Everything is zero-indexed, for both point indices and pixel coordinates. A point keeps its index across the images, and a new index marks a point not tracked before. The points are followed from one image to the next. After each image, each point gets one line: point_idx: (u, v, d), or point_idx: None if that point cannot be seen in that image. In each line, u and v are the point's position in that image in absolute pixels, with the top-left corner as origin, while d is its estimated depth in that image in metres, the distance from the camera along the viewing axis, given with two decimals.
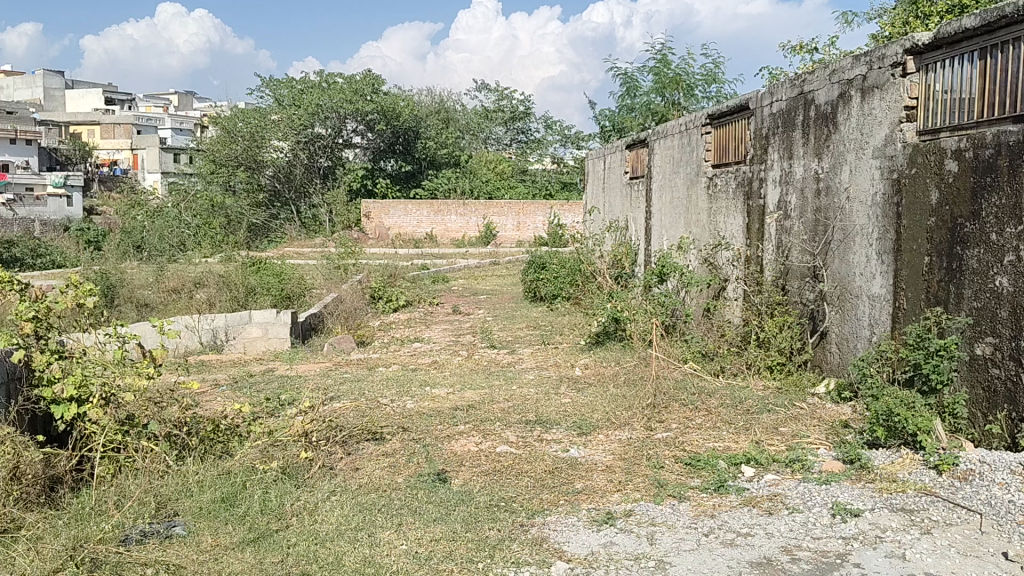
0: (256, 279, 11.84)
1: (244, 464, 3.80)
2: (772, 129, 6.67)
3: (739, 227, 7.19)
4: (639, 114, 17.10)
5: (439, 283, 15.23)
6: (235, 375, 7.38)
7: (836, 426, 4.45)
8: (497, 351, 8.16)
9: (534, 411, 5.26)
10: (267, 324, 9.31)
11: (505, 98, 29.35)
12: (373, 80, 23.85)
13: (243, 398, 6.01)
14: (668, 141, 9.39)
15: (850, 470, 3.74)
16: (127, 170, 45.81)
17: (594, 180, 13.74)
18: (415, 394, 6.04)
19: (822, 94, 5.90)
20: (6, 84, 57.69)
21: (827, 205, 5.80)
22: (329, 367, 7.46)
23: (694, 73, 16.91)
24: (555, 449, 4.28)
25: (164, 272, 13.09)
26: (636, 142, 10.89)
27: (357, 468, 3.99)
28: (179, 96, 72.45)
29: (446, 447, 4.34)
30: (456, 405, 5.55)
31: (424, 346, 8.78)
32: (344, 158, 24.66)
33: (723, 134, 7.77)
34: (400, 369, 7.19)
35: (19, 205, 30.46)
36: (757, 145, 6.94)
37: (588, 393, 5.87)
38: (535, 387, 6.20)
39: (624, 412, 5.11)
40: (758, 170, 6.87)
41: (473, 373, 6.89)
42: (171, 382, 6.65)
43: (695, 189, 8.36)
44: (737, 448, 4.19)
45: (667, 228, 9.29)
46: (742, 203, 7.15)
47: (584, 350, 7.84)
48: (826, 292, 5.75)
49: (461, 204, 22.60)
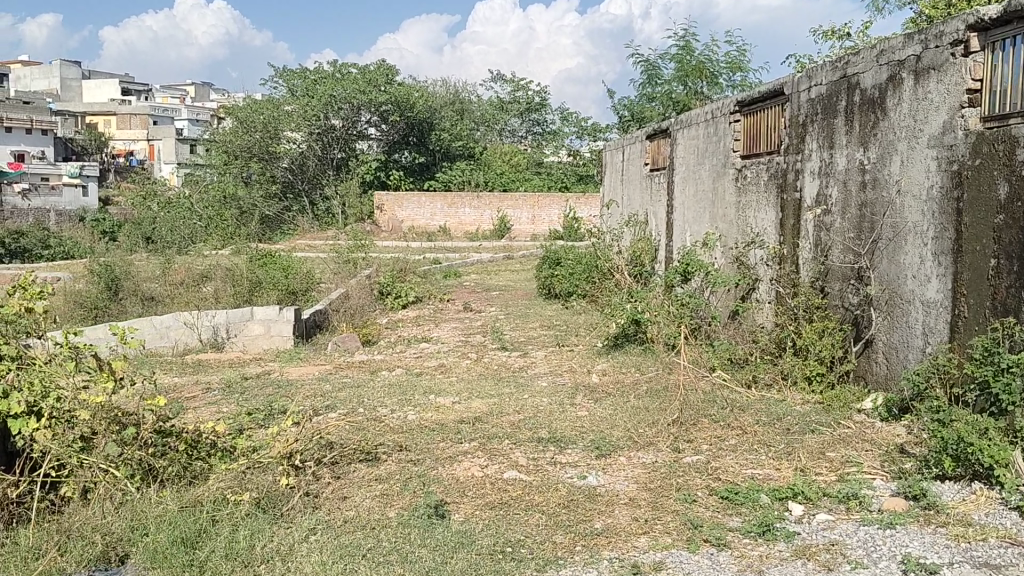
0: (262, 272, 11.38)
1: (215, 494, 3.29)
2: (811, 115, 6.12)
3: (772, 223, 6.64)
4: (660, 104, 16.55)
5: (451, 277, 14.73)
6: (231, 378, 6.89)
7: (891, 453, 3.92)
8: (509, 354, 7.62)
9: (548, 427, 4.73)
10: (269, 321, 8.92)
11: (521, 89, 28.76)
12: (388, 70, 23.39)
13: (232, 407, 5.53)
14: (692, 130, 8.83)
15: (916, 509, 3.20)
16: (142, 160, 45.52)
17: (611, 171, 13.19)
18: (417, 403, 5.52)
19: (869, 77, 5.34)
20: (23, 74, 57.70)
21: (873, 200, 5.25)
22: (329, 370, 6.96)
23: (717, 61, 16.34)
24: (569, 476, 3.76)
25: (170, 265, 12.67)
26: (657, 131, 10.32)
27: (345, 498, 3.48)
28: (195, 87, 72.34)
29: (446, 471, 3.82)
30: (462, 417, 5.04)
31: (431, 346, 8.28)
32: (357, 149, 24.19)
33: (754, 121, 7.22)
34: (405, 373, 6.70)
35: (34, 195, 30.30)
36: (793, 133, 6.40)
37: (606, 404, 5.35)
38: (549, 397, 5.68)
39: (647, 429, 4.58)
40: (794, 161, 6.33)
41: (484, 380, 6.36)
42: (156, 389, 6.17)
43: (722, 182, 7.80)
44: (780, 478, 3.68)
45: (691, 224, 8.75)
46: (776, 196, 6.61)
47: (601, 353, 7.31)
48: (872, 296, 5.21)
49: (475, 196, 22.09)
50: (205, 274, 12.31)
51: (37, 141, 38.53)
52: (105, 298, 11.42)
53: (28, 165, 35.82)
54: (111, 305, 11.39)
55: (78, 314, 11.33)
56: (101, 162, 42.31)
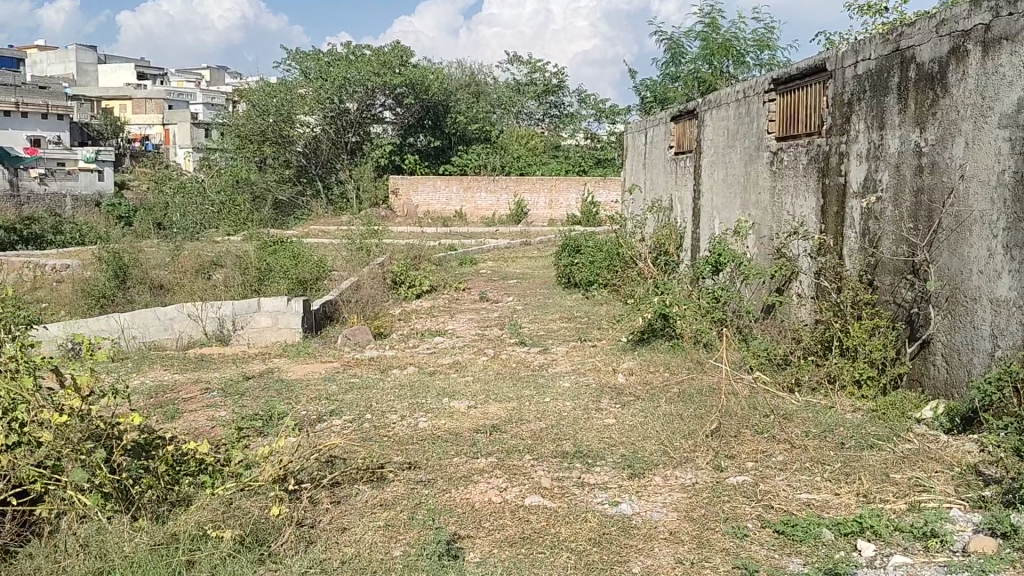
0: (272, 260, 10.99)
1: (194, 527, 2.87)
2: (857, 93, 5.62)
3: (812, 209, 6.15)
4: (684, 84, 15.97)
5: (467, 265, 14.29)
6: (233, 376, 6.48)
7: (965, 475, 3.45)
8: (528, 349, 7.16)
9: (573, 438, 4.29)
10: (277, 313, 8.51)
11: (539, 70, 28.15)
12: (402, 52, 22.89)
13: (230, 413, 5.12)
14: (721, 110, 8.31)
15: (1009, 552, 2.73)
16: (158, 145, 45.31)
17: (633, 154, 12.66)
18: (429, 408, 5.07)
19: (927, 50, 4.83)
20: (40, 59, 57.58)
21: (931, 186, 4.76)
22: (335, 368, 6.52)
23: (745, 39, 15.75)
24: (599, 502, 3.30)
25: (179, 252, 12.29)
26: (682, 112, 9.80)
27: (344, 530, 3.06)
28: (211, 71, 71.94)
29: (460, 495, 3.38)
30: (478, 425, 4.63)
31: (446, 340, 7.85)
32: (372, 133, 23.76)
33: (791, 100, 6.71)
34: (417, 372, 6.27)
35: (50, 179, 30.12)
36: (836, 113, 5.89)
37: (635, 410, 4.90)
38: (571, 400, 5.25)
39: (683, 442, 4.11)
40: (838, 143, 5.83)
41: (502, 380, 5.91)
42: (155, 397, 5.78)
43: (755, 166, 7.30)
44: (841, 508, 3.22)
45: (720, 211, 8.25)
46: (817, 181, 6.12)
47: (625, 348, 6.84)
48: (930, 292, 4.73)
49: (491, 180, 21.56)
50: (216, 262, 11.94)
51: (53, 126, 38.30)
52: (112, 286, 11.07)
53: (44, 150, 35.67)
54: (120, 295, 11.03)
55: (85, 302, 10.98)
56: (117, 147, 42.10)
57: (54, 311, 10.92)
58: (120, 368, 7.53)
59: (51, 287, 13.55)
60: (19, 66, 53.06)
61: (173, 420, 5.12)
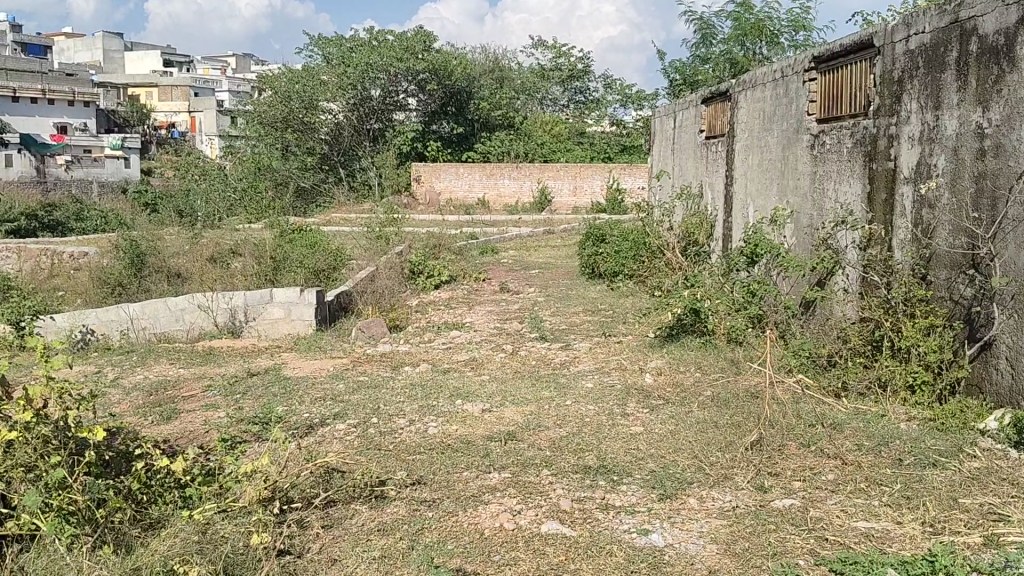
0: (288, 249, 10.65)
1: (162, 563, 2.54)
2: (908, 70, 5.15)
3: (858, 197, 5.69)
4: (714, 66, 15.44)
5: (489, 254, 13.88)
6: (237, 372, 6.14)
7: None
8: (549, 345, 6.76)
9: (597, 449, 3.88)
10: (290, 304, 8.14)
11: (563, 55, 27.59)
12: (425, 37, 22.44)
13: (227, 417, 4.76)
14: (757, 91, 7.84)
15: None
16: (184, 132, 45.22)
17: (661, 139, 12.18)
18: (441, 412, 4.70)
19: (990, 21, 4.34)
20: (69, 46, 57.75)
21: (994, 171, 4.28)
22: (344, 365, 6.16)
23: (778, 19, 15.17)
24: (626, 531, 2.91)
25: (198, 239, 12.02)
26: (713, 94, 9.32)
27: (334, 563, 2.71)
28: (236, 57, 71.77)
29: (467, 519, 3.00)
30: (493, 433, 4.24)
31: (463, 335, 7.47)
32: (395, 119, 23.39)
33: (834, 80, 6.25)
34: (429, 370, 5.89)
35: (77, 166, 30.09)
36: (885, 92, 5.43)
37: (666, 416, 4.49)
38: (594, 403, 4.85)
39: (720, 457, 3.69)
40: (887, 125, 5.36)
41: (521, 380, 5.50)
42: (157, 400, 5.46)
43: (794, 150, 6.84)
44: (904, 543, 2.80)
45: (755, 198, 7.80)
46: (862, 166, 5.66)
47: (653, 345, 6.41)
48: (992, 289, 4.26)
49: (515, 167, 21.10)
50: (234, 250, 11.64)
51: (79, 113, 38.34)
52: (128, 275, 10.81)
53: (71, 136, 35.73)
54: (136, 283, 10.76)
55: (101, 291, 10.72)
56: (142, 134, 42.08)
57: (72, 299, 10.67)
58: (124, 362, 7.23)
59: (68, 275, 13.31)
60: (47, 53, 53.28)
61: (169, 424, 4.80)
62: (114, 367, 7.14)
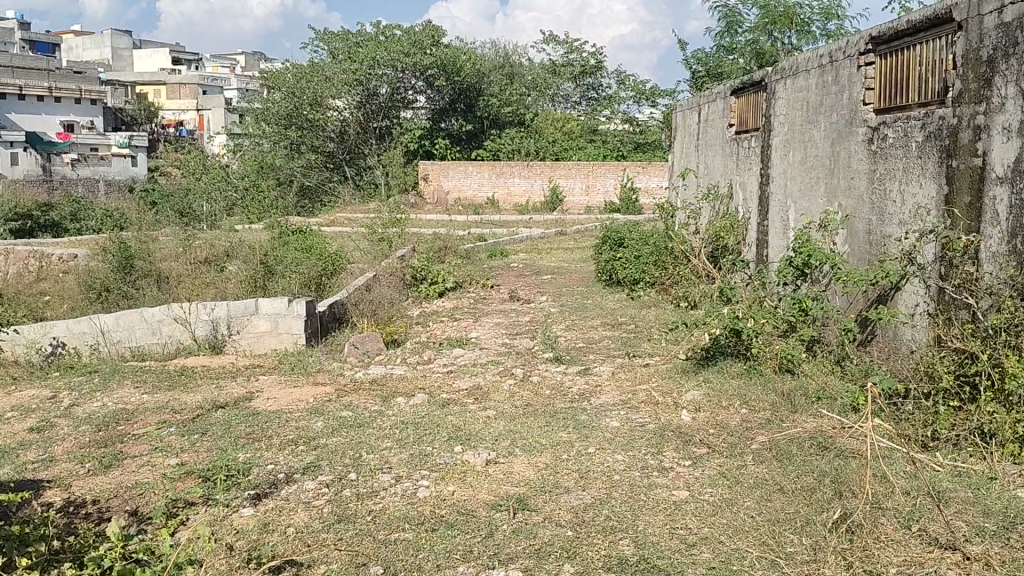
0: (280, 254, 9.81)
1: None
2: (1003, 46, 4.24)
3: (932, 200, 4.78)
4: (739, 58, 14.55)
5: (497, 258, 13.00)
6: (204, 404, 5.26)
7: None
8: (565, 368, 5.87)
9: (635, 528, 3.00)
10: (277, 316, 7.27)
11: (576, 51, 26.62)
12: (434, 30, 21.57)
13: (176, 470, 3.88)
14: (798, 79, 6.92)
15: None
16: (191, 131, 44.44)
17: (683, 136, 11.26)
18: (436, 464, 3.83)
19: None
20: (79, 45, 57.28)
21: None
22: (328, 395, 5.29)
23: (809, 8, 14.25)
24: None
25: (190, 240, 11.14)
26: (745, 84, 8.40)
27: None
28: (245, 55, 71.00)
29: None
30: (499, 498, 3.37)
31: (467, 354, 6.59)
32: (402, 116, 22.55)
33: (899, 63, 5.33)
34: (427, 402, 5.01)
35: (83, 165, 29.55)
36: (969, 74, 4.52)
37: (717, 474, 3.58)
38: (624, 453, 3.95)
39: (799, 546, 2.80)
40: (972, 113, 4.45)
41: (534, 417, 4.59)
42: (107, 441, 4.60)
43: (847, 145, 5.92)
44: None
45: (798, 199, 6.88)
46: (938, 164, 4.75)
47: (687, 370, 5.49)
48: None
49: (525, 165, 20.16)
50: (227, 253, 10.82)
51: (87, 112, 37.65)
52: (115, 280, 9.83)
53: (78, 135, 35.03)
54: (120, 288, 9.74)
55: (81, 298, 9.87)
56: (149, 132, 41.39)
57: (51, 305, 9.83)
58: (84, 386, 6.32)
59: (53, 279, 12.48)
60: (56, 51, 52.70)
61: (108, 476, 3.94)
62: (72, 391, 6.23)
